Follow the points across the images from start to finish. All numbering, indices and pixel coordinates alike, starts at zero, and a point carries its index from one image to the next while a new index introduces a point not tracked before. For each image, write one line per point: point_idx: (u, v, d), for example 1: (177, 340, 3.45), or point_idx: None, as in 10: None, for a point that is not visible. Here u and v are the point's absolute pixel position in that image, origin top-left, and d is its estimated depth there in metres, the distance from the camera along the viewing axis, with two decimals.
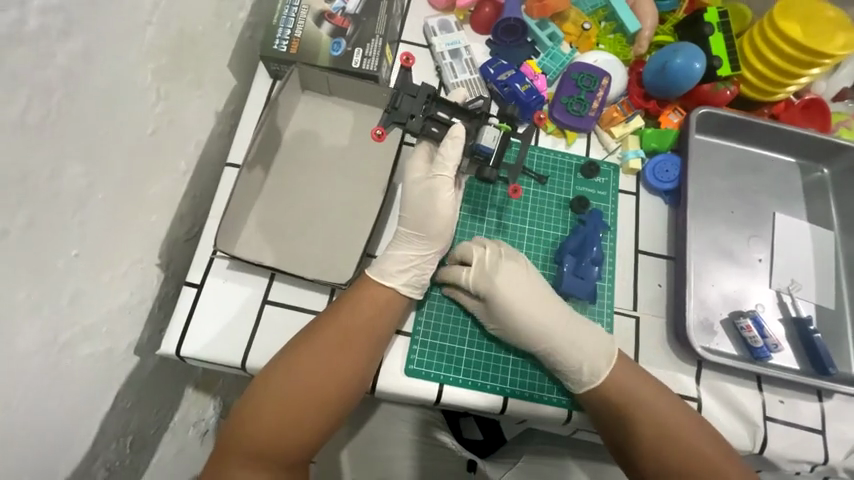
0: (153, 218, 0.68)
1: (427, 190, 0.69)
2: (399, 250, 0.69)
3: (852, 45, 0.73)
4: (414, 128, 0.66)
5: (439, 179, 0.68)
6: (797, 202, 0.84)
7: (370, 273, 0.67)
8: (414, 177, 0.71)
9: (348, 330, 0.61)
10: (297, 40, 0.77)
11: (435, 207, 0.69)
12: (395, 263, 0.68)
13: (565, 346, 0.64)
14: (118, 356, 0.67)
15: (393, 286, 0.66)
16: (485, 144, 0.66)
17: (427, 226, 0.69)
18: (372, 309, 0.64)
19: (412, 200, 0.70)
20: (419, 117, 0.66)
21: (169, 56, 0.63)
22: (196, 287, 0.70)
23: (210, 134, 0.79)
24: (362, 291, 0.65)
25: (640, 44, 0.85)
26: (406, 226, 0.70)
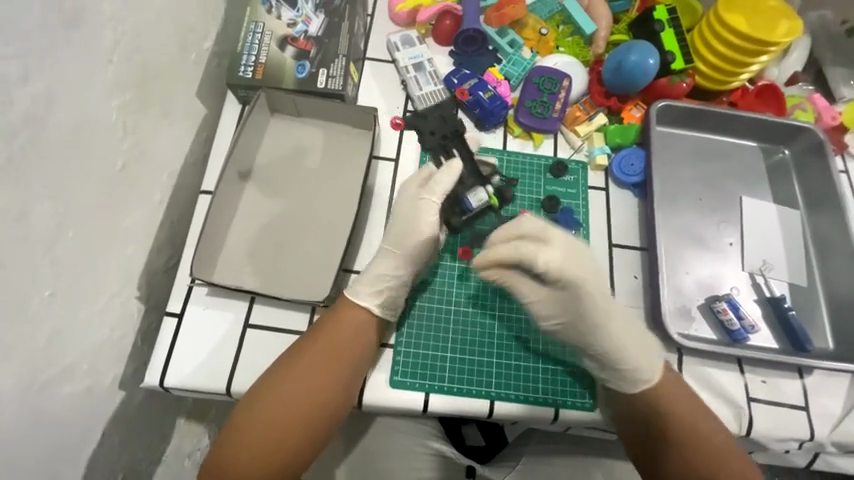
0: (129, 251, 0.68)
1: (414, 207, 0.66)
2: (378, 265, 0.65)
3: (795, 31, 0.76)
4: (427, 143, 0.80)
5: (425, 202, 0.66)
6: (763, 184, 0.87)
7: (347, 294, 0.66)
8: (408, 191, 0.68)
9: (332, 349, 0.62)
10: (262, 66, 0.79)
11: (418, 224, 0.65)
12: (370, 282, 0.65)
13: (619, 344, 0.60)
14: (101, 393, 0.67)
15: (362, 305, 0.65)
16: (471, 200, 0.75)
17: (406, 243, 0.64)
18: (353, 327, 0.64)
19: (400, 211, 0.67)
20: (436, 136, 0.80)
21: (134, 92, 0.64)
22: (176, 316, 0.70)
23: (183, 163, 0.80)
24: (344, 309, 0.66)
25: (596, 45, 0.88)
26: (389, 242, 0.66)
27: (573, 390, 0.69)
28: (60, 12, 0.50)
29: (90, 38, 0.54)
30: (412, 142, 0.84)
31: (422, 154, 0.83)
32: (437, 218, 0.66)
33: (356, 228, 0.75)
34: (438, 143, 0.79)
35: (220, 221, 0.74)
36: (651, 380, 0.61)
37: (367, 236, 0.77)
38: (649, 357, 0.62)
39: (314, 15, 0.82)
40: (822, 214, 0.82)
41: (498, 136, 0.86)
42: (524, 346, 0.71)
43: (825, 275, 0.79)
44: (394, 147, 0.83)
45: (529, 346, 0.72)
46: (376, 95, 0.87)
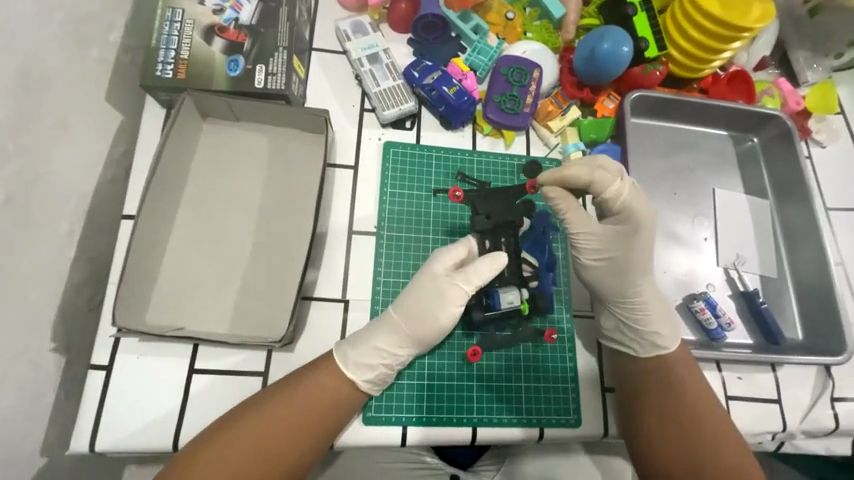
0: (33, 299, 0.56)
1: (437, 292, 0.58)
2: (380, 338, 0.58)
3: (768, 16, 0.73)
4: (481, 227, 0.63)
5: (453, 290, 0.59)
6: (733, 174, 0.85)
7: (335, 355, 0.58)
8: (435, 269, 0.60)
9: (296, 409, 0.54)
10: (185, 63, 0.66)
11: (436, 314, 0.58)
12: (366, 354, 0.58)
13: (658, 311, 0.65)
14: (16, 467, 0.56)
15: (352, 381, 0.58)
16: (501, 299, 0.63)
17: (415, 326, 0.58)
18: (324, 387, 0.56)
19: (419, 287, 0.59)
20: (492, 222, 0.63)
21: (12, 103, 0.51)
22: (104, 369, 0.60)
23: (97, 184, 0.67)
24: (317, 371, 0.57)
25: (566, 30, 0.81)
26: (396, 309, 0.60)
27: (559, 412, 0.66)
28: None
29: None
30: (372, 146, 0.75)
31: (384, 160, 0.74)
32: (457, 310, 0.59)
33: (314, 250, 0.66)
34: (489, 227, 0.63)
35: (148, 252, 0.63)
36: (667, 348, 0.65)
37: (327, 258, 0.68)
38: (673, 331, 0.66)
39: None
40: (790, 203, 0.82)
41: (467, 135, 0.78)
42: (508, 372, 0.67)
43: (794, 265, 0.79)
44: (351, 152, 0.74)
45: (510, 367, 0.67)
46: (327, 93, 0.76)
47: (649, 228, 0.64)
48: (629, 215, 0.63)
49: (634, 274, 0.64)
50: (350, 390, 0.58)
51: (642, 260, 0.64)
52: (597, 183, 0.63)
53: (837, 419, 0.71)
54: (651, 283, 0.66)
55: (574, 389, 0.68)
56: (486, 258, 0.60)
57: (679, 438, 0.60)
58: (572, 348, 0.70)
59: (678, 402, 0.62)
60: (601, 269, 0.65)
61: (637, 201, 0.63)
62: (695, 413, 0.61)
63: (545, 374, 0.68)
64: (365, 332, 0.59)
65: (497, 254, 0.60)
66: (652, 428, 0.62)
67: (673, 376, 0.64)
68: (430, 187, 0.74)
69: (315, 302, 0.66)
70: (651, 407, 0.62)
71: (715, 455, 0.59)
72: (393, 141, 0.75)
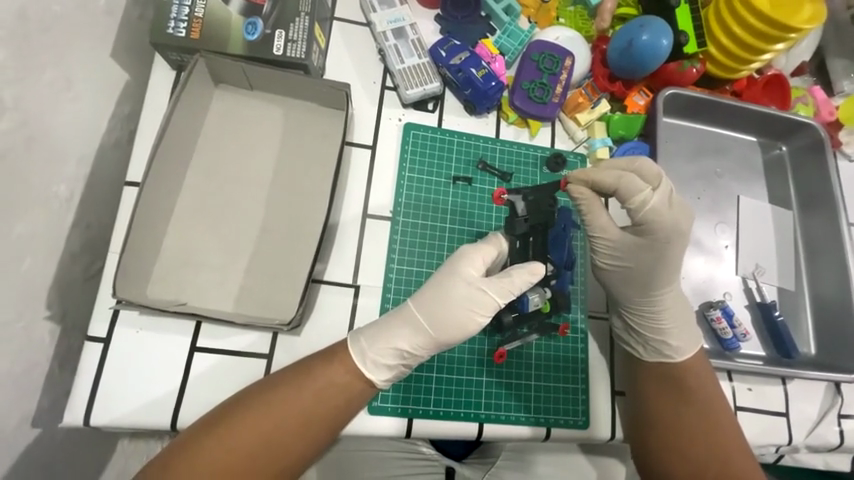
0: (28, 264, 0.53)
1: (467, 297, 0.54)
2: (400, 338, 0.54)
3: (817, 19, 0.69)
4: (518, 229, 0.61)
5: (484, 298, 0.54)
6: (759, 182, 0.83)
7: (349, 340, 0.56)
8: (465, 271, 0.55)
9: (306, 400, 0.52)
10: (199, 22, 0.61)
11: (463, 322, 0.54)
12: (384, 354, 0.54)
13: (675, 321, 0.62)
14: (6, 437, 0.54)
15: (367, 377, 0.55)
16: (528, 303, 0.61)
17: (439, 330, 0.53)
18: (337, 382, 0.54)
19: (446, 288, 0.54)
20: (530, 225, 0.61)
21: (11, 50, 0.47)
22: (101, 341, 0.57)
23: (99, 146, 0.63)
24: (330, 364, 0.54)
25: (601, 18, 0.76)
26: (416, 304, 0.55)
27: (566, 413, 0.65)
28: None
29: None
30: (392, 127, 0.71)
31: (404, 142, 0.71)
32: (482, 320, 0.55)
33: (327, 234, 0.63)
34: (525, 230, 0.61)
35: (151, 222, 0.59)
36: (679, 358, 0.63)
37: (338, 242, 0.66)
38: (691, 341, 0.63)
39: None
40: (814, 216, 0.80)
41: (491, 122, 0.75)
42: (517, 371, 0.65)
43: (813, 280, 0.78)
44: (370, 132, 0.70)
45: (522, 364, 0.66)
46: (347, 67, 0.72)
47: (681, 238, 0.59)
48: (656, 226, 0.58)
49: (657, 282, 0.61)
50: (361, 389, 0.55)
51: (667, 270, 0.60)
52: (624, 190, 0.58)
53: (843, 436, 0.70)
54: (676, 290, 0.63)
55: (584, 392, 0.66)
56: (516, 269, 0.56)
57: (685, 444, 0.59)
58: (585, 349, 0.68)
59: (689, 409, 0.61)
60: (619, 274, 0.63)
61: (670, 211, 0.58)
62: (706, 422, 0.60)
63: (557, 373, 0.66)
64: (383, 329, 0.55)
65: (536, 266, 0.56)
66: (662, 433, 0.60)
67: (688, 385, 0.62)
68: (449, 174, 0.71)
69: (324, 286, 0.63)
70: (662, 412, 0.61)
71: (723, 465, 0.58)
72: (414, 123, 0.72)
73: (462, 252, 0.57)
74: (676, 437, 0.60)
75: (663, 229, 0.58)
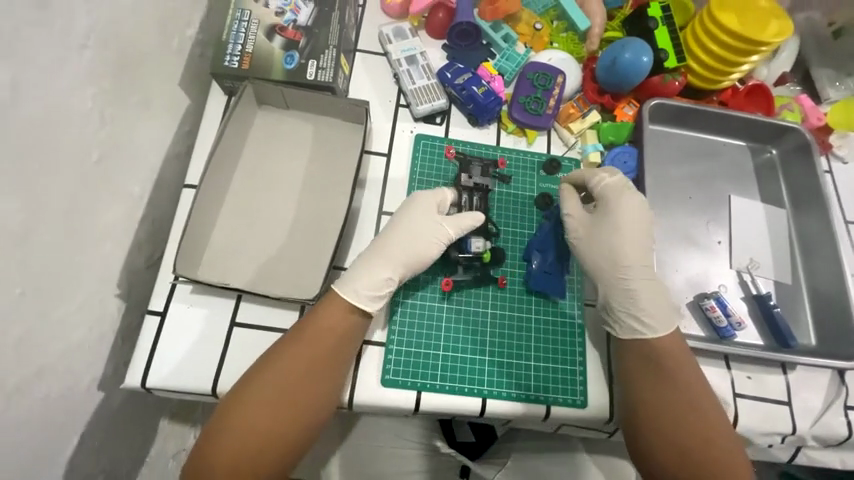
0: (107, 248, 0.65)
1: (427, 225, 0.69)
2: (384, 268, 0.66)
3: (785, 32, 0.77)
4: (463, 185, 0.78)
5: (442, 228, 0.70)
6: (750, 182, 0.88)
7: (337, 288, 0.65)
8: (427, 212, 0.71)
9: (318, 355, 0.60)
10: (249, 56, 0.76)
11: (428, 246, 0.69)
12: (373, 283, 0.65)
13: (648, 297, 0.68)
14: (79, 393, 0.65)
15: (356, 306, 0.64)
16: (471, 243, 0.73)
17: (412, 256, 0.67)
18: (338, 329, 0.62)
19: (413, 224, 0.69)
20: (473, 183, 0.78)
21: (110, 79, 0.61)
22: (159, 315, 0.68)
23: (165, 155, 0.76)
24: (328, 307, 0.63)
25: (590, 41, 0.87)
26: (393, 242, 0.68)
27: (565, 390, 0.70)
28: None
29: (60, 21, 0.51)
30: (404, 138, 0.82)
31: (414, 150, 0.81)
32: (440, 244, 0.69)
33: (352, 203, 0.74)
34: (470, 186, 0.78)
35: (205, 216, 0.71)
36: (651, 334, 0.66)
37: (358, 234, 0.75)
38: (665, 321, 0.67)
39: (303, 4, 0.79)
40: (807, 213, 0.84)
41: (491, 132, 0.85)
42: (517, 351, 0.71)
43: (810, 274, 0.81)
44: (385, 141, 0.82)
45: (521, 345, 0.72)
46: (367, 89, 0.85)
47: (635, 214, 0.71)
48: (609, 203, 0.73)
49: (627, 256, 0.70)
50: (357, 336, 0.64)
51: (633, 244, 0.70)
52: (587, 176, 0.76)
53: (851, 427, 0.71)
54: (649, 276, 0.69)
55: (582, 373, 0.71)
56: (465, 216, 0.72)
57: (674, 429, 0.61)
58: (582, 333, 0.73)
59: (669, 389, 0.63)
60: (590, 249, 0.72)
61: (622, 191, 0.73)
62: (686, 402, 0.62)
63: (555, 354, 0.72)
64: (360, 261, 0.67)
65: (476, 215, 0.73)
66: (646, 417, 0.62)
67: (664, 365, 0.64)
68: (446, 183, 0.81)
69: (345, 272, 0.73)
70: (643, 393, 0.63)
71: (703, 445, 0.59)
72: (424, 134, 0.83)
73: (417, 196, 0.72)
74: (664, 422, 0.61)
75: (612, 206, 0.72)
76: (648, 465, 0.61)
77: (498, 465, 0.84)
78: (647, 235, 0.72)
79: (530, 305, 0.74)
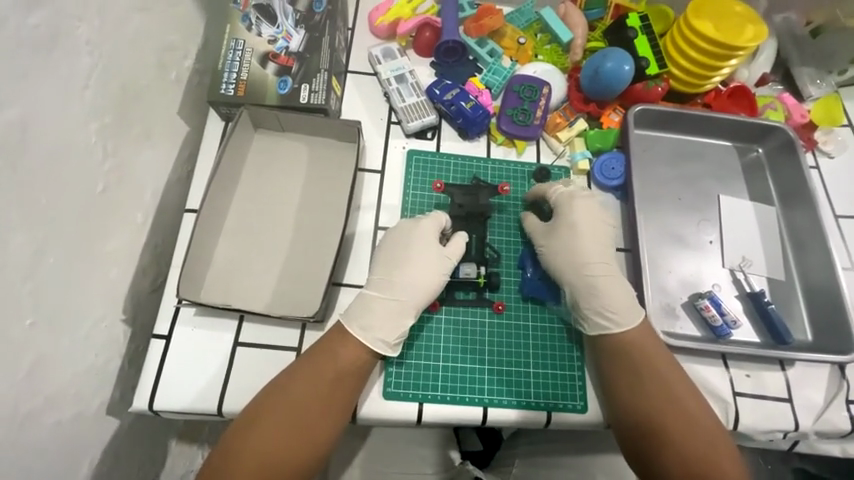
0: (113, 274, 0.68)
1: (432, 259, 0.71)
2: (393, 303, 0.68)
3: (761, 36, 0.79)
4: (454, 213, 0.80)
5: (444, 260, 0.72)
6: (738, 182, 0.89)
7: (344, 324, 0.66)
8: (428, 245, 0.72)
9: (328, 377, 0.62)
10: (244, 83, 0.79)
11: (435, 278, 0.70)
12: (387, 324, 0.66)
13: (610, 290, 0.70)
14: (89, 418, 0.66)
15: (375, 351, 0.65)
16: (459, 270, 0.75)
17: (420, 289, 0.69)
18: (352, 359, 0.64)
19: (415, 257, 0.71)
20: (464, 210, 0.80)
21: (112, 113, 0.63)
22: (164, 338, 0.69)
23: (166, 182, 0.79)
24: (343, 342, 0.65)
25: (574, 52, 0.90)
26: (399, 279, 0.69)
27: (565, 396, 0.70)
28: (33, 36, 0.50)
29: (64, 62, 0.54)
30: (397, 154, 0.85)
31: (407, 166, 0.83)
32: (444, 277, 0.71)
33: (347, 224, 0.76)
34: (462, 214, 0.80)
35: (206, 240, 0.73)
36: (620, 328, 0.68)
37: (355, 250, 0.77)
38: (631, 314, 0.68)
39: (295, 31, 0.82)
40: (796, 209, 0.85)
41: (481, 145, 0.87)
42: (517, 360, 0.72)
43: (802, 269, 0.82)
44: (379, 159, 0.84)
45: (519, 353, 0.73)
46: (359, 108, 0.87)
47: (588, 216, 0.75)
48: (564, 211, 0.76)
49: (585, 257, 0.72)
50: (368, 364, 0.65)
51: (590, 244, 0.73)
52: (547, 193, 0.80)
53: (853, 421, 0.71)
54: (609, 271, 0.72)
55: (581, 378, 0.72)
56: (453, 239, 0.75)
57: (655, 421, 0.61)
58: (579, 340, 0.74)
59: (638, 374, 0.64)
60: (552, 253, 0.74)
61: (575, 201, 0.76)
62: (661, 391, 0.63)
63: (553, 360, 0.73)
64: (369, 299, 0.68)
65: (461, 233, 0.76)
66: (626, 410, 0.64)
67: (633, 353, 0.66)
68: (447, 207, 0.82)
69: (344, 287, 0.74)
70: (619, 385, 0.65)
71: (682, 429, 0.60)
72: (416, 149, 0.85)
73: (419, 225, 0.73)
74: (644, 415, 0.62)
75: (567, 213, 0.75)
76: (639, 459, 0.62)
77: (505, 473, 0.87)
78: (603, 234, 0.74)
79: (526, 311, 0.75)
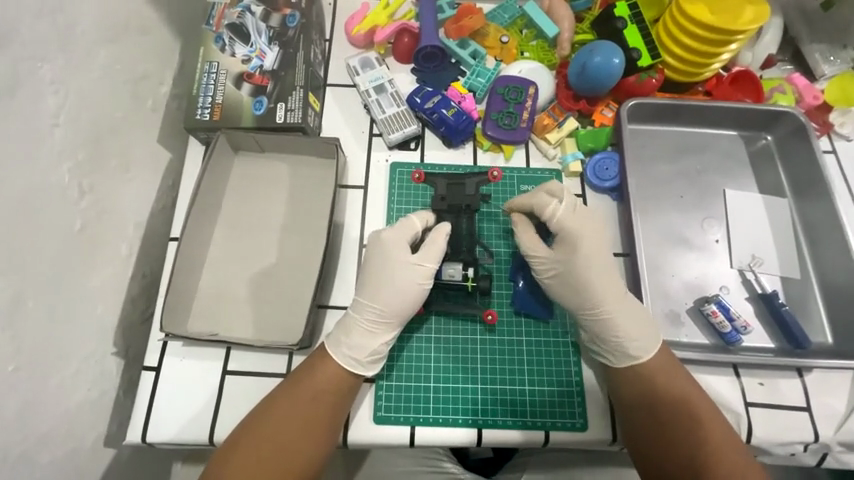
0: (99, 309, 0.68)
1: (401, 272, 0.66)
2: (366, 321, 0.65)
3: (762, 17, 0.73)
4: (439, 207, 0.74)
5: (418, 269, 0.67)
6: (746, 174, 0.83)
7: (328, 347, 0.65)
8: (398, 256, 0.67)
9: (310, 400, 0.60)
10: (219, 106, 0.77)
11: (408, 290, 0.66)
12: (360, 345, 0.64)
13: (621, 319, 0.64)
14: (85, 453, 0.67)
15: (361, 374, 0.64)
16: (443, 271, 0.69)
17: (393, 303, 0.65)
18: (335, 378, 0.63)
19: (386, 267, 0.67)
20: (448, 203, 0.74)
21: (85, 150, 0.63)
22: (153, 369, 0.70)
23: (150, 211, 0.79)
24: (324, 363, 0.63)
25: (561, 47, 0.85)
26: (369, 295, 0.66)
27: (563, 412, 0.67)
28: None
29: (27, 106, 0.54)
30: (380, 167, 0.82)
31: (391, 179, 0.81)
32: (426, 286, 0.67)
33: (330, 243, 0.74)
34: (444, 207, 0.74)
35: (190, 268, 0.73)
36: (642, 358, 0.63)
37: (340, 270, 0.75)
38: (650, 340, 0.64)
39: (268, 48, 0.80)
40: (810, 201, 0.79)
41: (467, 151, 0.84)
42: (511, 378, 0.69)
43: (819, 265, 0.76)
44: (362, 174, 0.82)
45: (513, 371, 0.70)
46: (339, 122, 0.85)
47: (592, 240, 0.67)
48: (567, 231, 0.67)
49: (590, 289, 0.65)
50: (351, 384, 0.64)
51: (596, 276, 0.65)
52: (536, 207, 0.70)
53: None
54: (617, 298, 0.65)
55: (580, 393, 0.68)
56: (437, 230, 0.69)
57: (662, 416, 0.59)
58: (577, 356, 0.70)
59: (653, 384, 0.61)
60: (558, 286, 0.68)
61: (576, 216, 0.68)
62: (674, 389, 0.61)
63: (549, 376, 0.69)
64: (345, 324, 0.66)
65: (444, 224, 0.70)
66: (639, 418, 0.61)
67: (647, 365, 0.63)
68: (426, 201, 0.80)
69: (330, 310, 0.73)
70: (632, 396, 0.62)
71: (700, 440, 0.57)
72: (399, 162, 0.82)
73: (382, 238, 0.68)
74: (653, 412, 0.60)
75: (570, 234, 0.67)
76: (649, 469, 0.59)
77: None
78: (604, 255, 0.67)
79: (519, 326, 0.72)
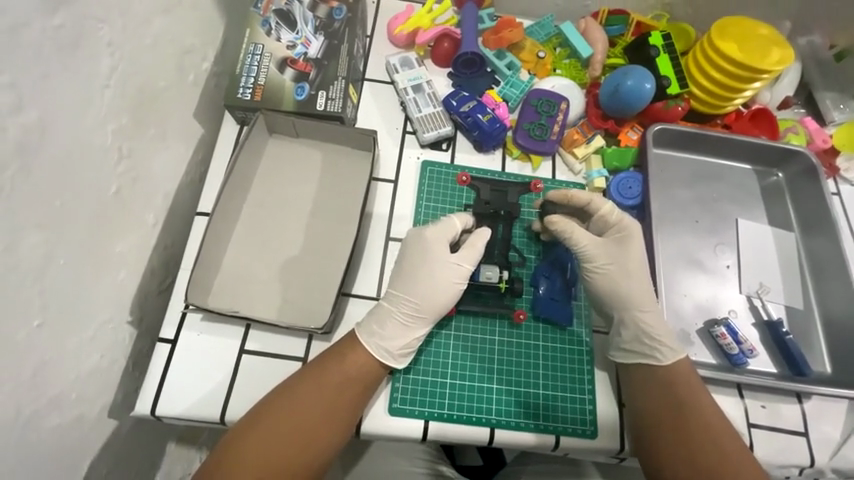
0: (121, 276, 0.67)
1: (442, 269, 0.68)
2: (400, 311, 0.66)
3: (786, 60, 0.78)
4: (480, 211, 0.78)
5: (457, 268, 0.68)
6: (758, 206, 0.88)
7: (359, 333, 0.65)
8: (442, 254, 0.68)
9: (337, 386, 0.60)
10: (261, 88, 0.78)
11: (447, 288, 0.67)
12: (393, 336, 0.65)
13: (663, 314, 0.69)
14: (90, 422, 0.65)
15: (391, 366, 0.65)
16: (480, 273, 0.72)
17: (430, 295, 0.66)
18: (361, 367, 0.63)
19: (425, 262, 0.68)
20: (490, 208, 0.78)
21: (130, 115, 0.63)
22: (169, 342, 0.69)
23: (178, 184, 0.78)
24: (355, 349, 0.64)
25: (593, 68, 0.89)
26: (406, 287, 0.68)
27: (575, 418, 0.69)
28: (55, 38, 0.50)
29: (85, 64, 0.54)
30: (411, 164, 0.84)
31: (421, 177, 0.82)
32: (461, 285, 0.68)
33: (359, 232, 0.75)
34: (485, 211, 0.78)
35: (216, 244, 0.73)
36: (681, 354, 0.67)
37: (365, 260, 0.76)
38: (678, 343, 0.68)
39: (314, 38, 0.82)
40: (816, 237, 0.83)
41: (497, 158, 0.86)
42: (526, 381, 0.71)
43: (821, 298, 0.80)
44: (393, 168, 0.83)
45: (529, 374, 0.71)
46: (374, 116, 0.87)
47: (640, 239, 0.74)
48: (623, 226, 0.73)
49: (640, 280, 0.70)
50: (378, 374, 0.64)
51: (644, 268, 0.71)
52: (594, 203, 0.74)
53: None
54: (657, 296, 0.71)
55: (592, 402, 0.70)
56: (476, 233, 0.71)
57: (677, 429, 0.61)
58: (591, 369, 0.72)
59: (674, 400, 0.63)
60: (610, 275, 0.71)
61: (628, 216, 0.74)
62: (691, 406, 0.62)
63: (564, 382, 0.71)
64: (379, 313, 0.66)
65: (483, 229, 0.71)
66: (658, 430, 0.62)
67: (668, 381, 0.65)
68: (461, 202, 0.82)
69: (352, 299, 0.73)
70: (652, 410, 0.63)
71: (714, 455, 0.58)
72: (430, 160, 0.84)
73: (423, 236, 0.69)
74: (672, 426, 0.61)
75: (626, 229, 0.72)
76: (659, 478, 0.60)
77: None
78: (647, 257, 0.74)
79: (537, 330, 0.74)
